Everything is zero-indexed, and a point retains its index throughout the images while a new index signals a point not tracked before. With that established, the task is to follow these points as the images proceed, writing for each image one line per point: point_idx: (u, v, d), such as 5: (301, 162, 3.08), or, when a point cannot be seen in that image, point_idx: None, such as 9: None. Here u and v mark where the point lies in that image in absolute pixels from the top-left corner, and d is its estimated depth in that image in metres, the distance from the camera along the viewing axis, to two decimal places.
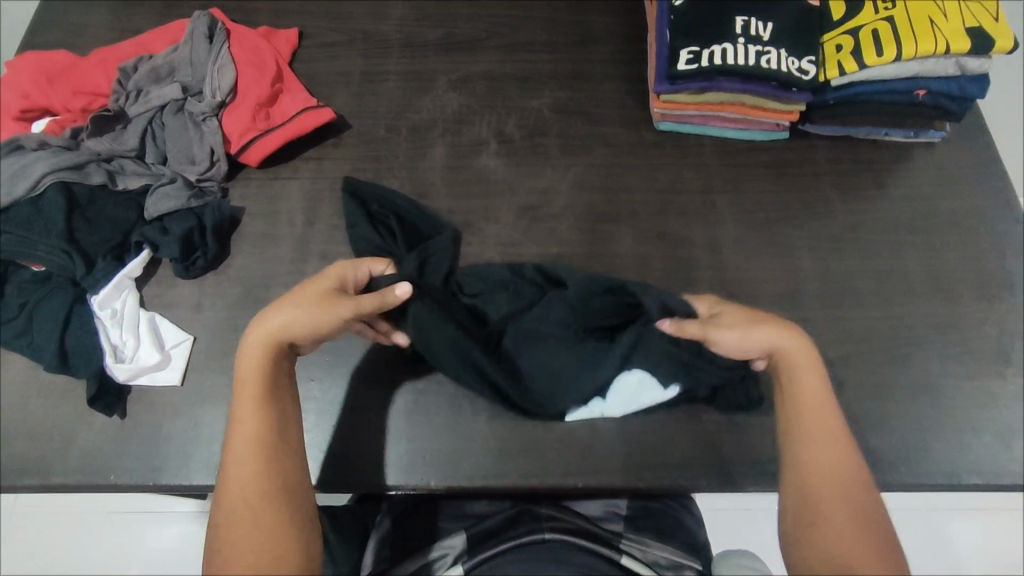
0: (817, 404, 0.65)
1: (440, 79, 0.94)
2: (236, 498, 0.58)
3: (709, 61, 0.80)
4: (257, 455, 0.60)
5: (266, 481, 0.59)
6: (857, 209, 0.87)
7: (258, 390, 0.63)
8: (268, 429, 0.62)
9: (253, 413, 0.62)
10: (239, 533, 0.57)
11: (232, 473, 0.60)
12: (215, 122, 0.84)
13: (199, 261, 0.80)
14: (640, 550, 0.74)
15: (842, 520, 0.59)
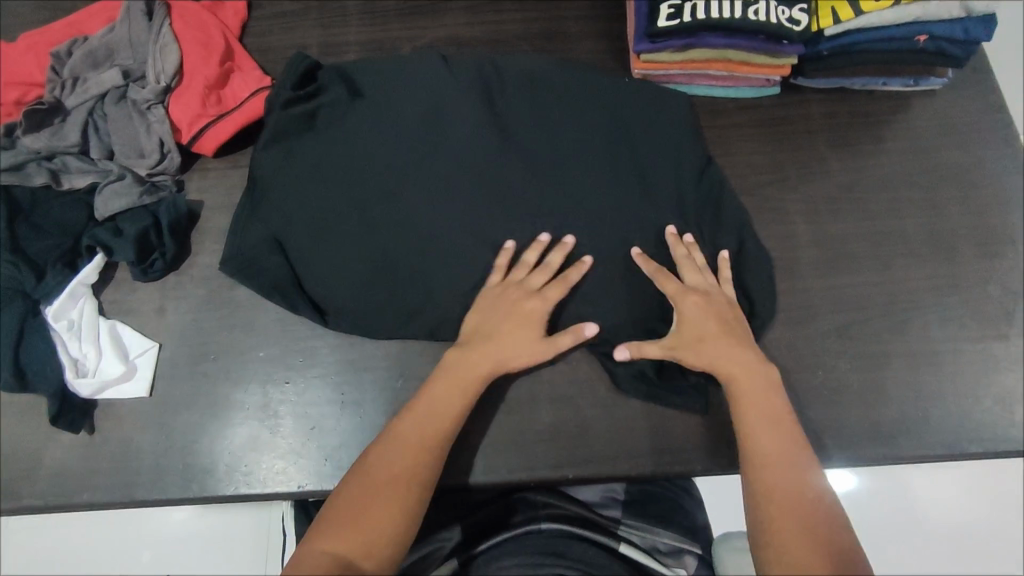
0: (764, 395, 0.64)
1: (403, 47, 0.88)
2: (399, 457, 0.61)
3: (691, 15, 0.74)
4: (417, 450, 0.62)
5: (410, 474, 0.61)
6: (852, 167, 0.83)
7: (459, 397, 0.65)
8: (438, 432, 0.64)
9: (447, 411, 0.65)
10: (362, 496, 0.59)
11: (391, 443, 0.63)
12: (161, 110, 0.78)
13: (157, 263, 0.75)
14: (640, 536, 0.74)
15: (793, 520, 0.56)
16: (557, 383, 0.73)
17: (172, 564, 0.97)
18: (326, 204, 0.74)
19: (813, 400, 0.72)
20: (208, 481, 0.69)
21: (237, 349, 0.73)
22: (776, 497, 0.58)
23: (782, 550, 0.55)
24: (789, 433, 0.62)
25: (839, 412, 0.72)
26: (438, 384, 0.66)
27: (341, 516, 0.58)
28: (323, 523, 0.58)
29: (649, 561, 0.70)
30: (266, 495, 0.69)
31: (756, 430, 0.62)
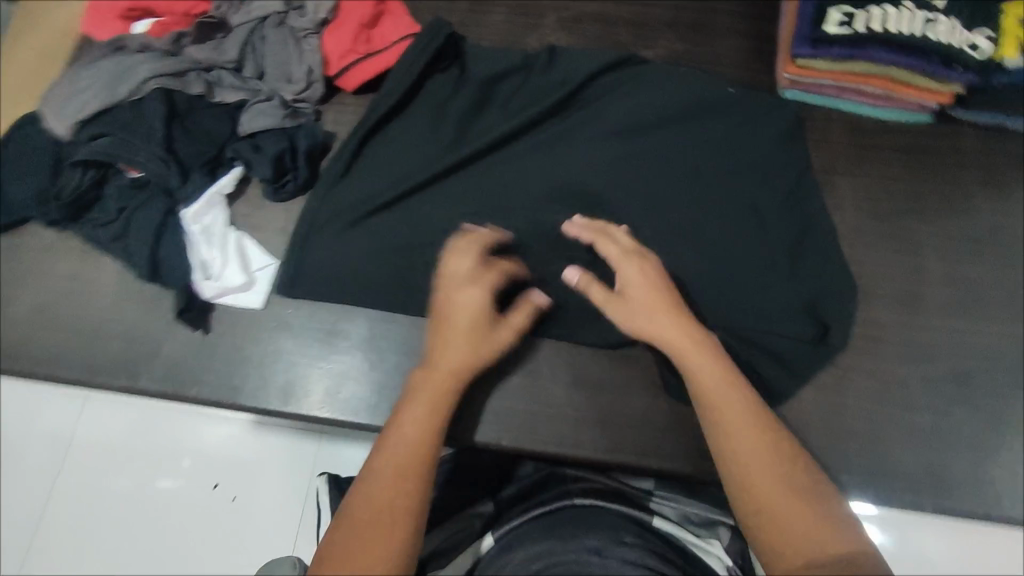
0: (730, 392, 0.60)
1: (549, 16, 0.88)
2: (384, 474, 0.56)
3: (863, 26, 0.72)
4: (400, 478, 0.56)
5: (398, 509, 0.55)
6: (999, 211, 0.78)
7: (427, 417, 0.60)
8: (412, 451, 0.58)
9: (418, 437, 0.59)
10: (350, 539, 0.53)
11: (373, 477, 0.57)
12: (315, 41, 0.81)
13: (289, 184, 0.78)
14: (673, 508, 0.72)
15: (775, 493, 0.54)
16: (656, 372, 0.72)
17: (220, 473, 0.93)
18: (452, 167, 0.79)
19: (915, 439, 0.70)
20: (307, 400, 0.72)
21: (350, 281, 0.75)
22: (764, 491, 0.54)
23: (777, 532, 0.52)
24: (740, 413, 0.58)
25: (941, 458, 0.69)
26: (407, 411, 0.60)
27: (335, 559, 0.52)
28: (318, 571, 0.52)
29: (683, 536, 0.68)
30: (357, 424, 0.71)
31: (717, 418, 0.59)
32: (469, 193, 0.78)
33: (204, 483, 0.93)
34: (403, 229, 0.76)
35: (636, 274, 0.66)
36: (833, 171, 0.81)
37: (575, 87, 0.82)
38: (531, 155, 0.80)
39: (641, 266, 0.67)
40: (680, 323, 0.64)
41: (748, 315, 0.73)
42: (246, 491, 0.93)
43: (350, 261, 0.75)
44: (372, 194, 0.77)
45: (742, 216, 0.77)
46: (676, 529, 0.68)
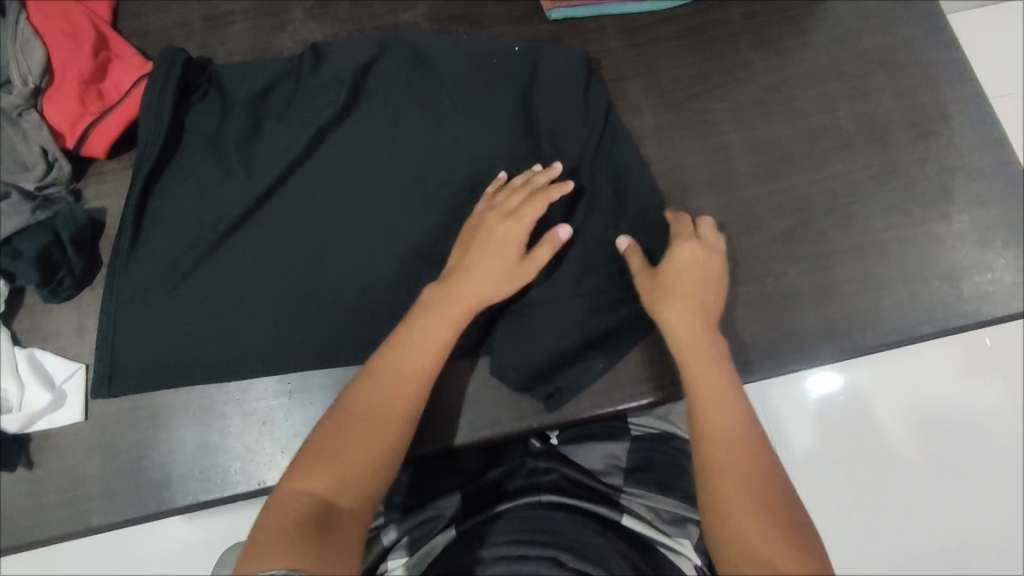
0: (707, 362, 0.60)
1: (294, 9, 0.82)
2: (388, 381, 0.58)
3: None
4: (399, 386, 0.58)
5: (393, 416, 0.57)
6: (779, 66, 0.80)
7: (438, 339, 0.61)
8: (421, 369, 0.59)
9: (428, 346, 0.60)
10: (336, 437, 0.55)
11: (373, 383, 0.58)
12: (35, 115, 0.71)
13: (66, 280, 0.70)
14: (642, 503, 0.68)
15: (757, 529, 0.51)
16: (510, 338, 0.68)
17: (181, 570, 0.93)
18: (251, 208, 0.71)
19: (765, 309, 0.71)
20: (165, 495, 0.66)
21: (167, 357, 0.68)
22: (729, 477, 0.54)
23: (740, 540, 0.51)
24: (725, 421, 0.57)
25: (793, 318, 0.71)
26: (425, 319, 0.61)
27: (312, 458, 0.54)
28: (299, 464, 0.55)
29: (653, 531, 0.64)
30: (225, 498, 0.67)
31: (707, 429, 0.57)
32: (260, 222, 0.71)
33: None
34: (218, 286, 0.69)
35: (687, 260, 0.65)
36: (621, 78, 0.79)
37: (337, 74, 0.74)
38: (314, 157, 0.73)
39: (698, 256, 0.65)
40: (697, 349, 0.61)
41: (584, 250, 0.70)
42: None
43: (232, 347, 0.68)
44: (174, 258, 0.69)
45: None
46: (643, 523, 0.64)
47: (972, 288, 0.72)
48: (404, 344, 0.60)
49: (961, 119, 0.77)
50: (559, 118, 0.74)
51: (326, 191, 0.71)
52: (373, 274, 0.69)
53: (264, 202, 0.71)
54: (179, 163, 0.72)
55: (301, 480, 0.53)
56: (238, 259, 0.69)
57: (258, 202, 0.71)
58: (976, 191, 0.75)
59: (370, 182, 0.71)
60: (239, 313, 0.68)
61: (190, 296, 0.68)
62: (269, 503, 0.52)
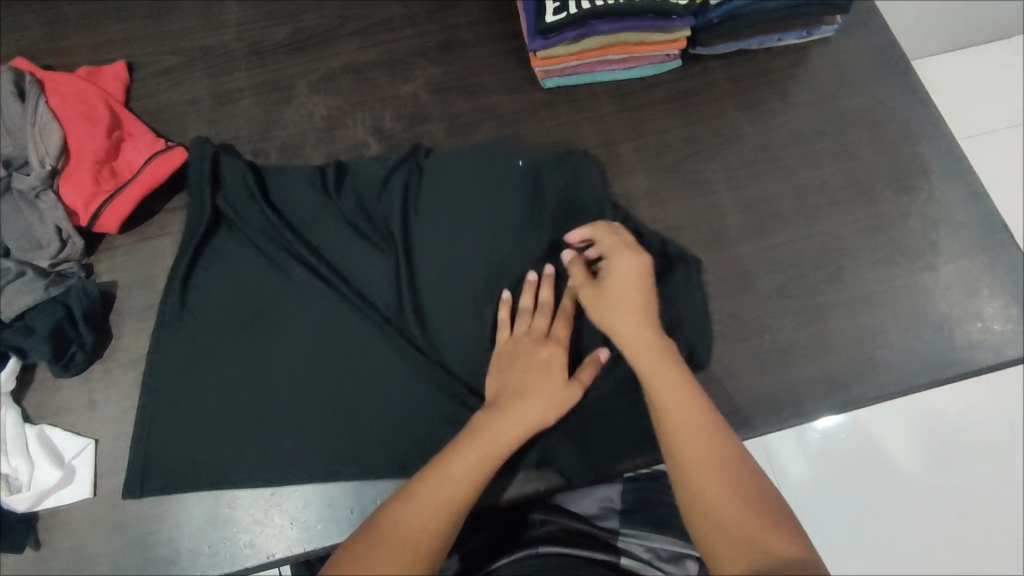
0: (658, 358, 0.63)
1: (299, 84, 0.85)
2: (433, 502, 0.56)
3: (578, 6, 0.74)
4: (444, 509, 0.56)
5: (459, 518, 0.57)
6: (764, 127, 0.83)
7: (505, 439, 0.61)
8: (486, 467, 0.59)
9: (477, 469, 0.59)
10: (403, 533, 0.54)
11: (444, 480, 0.58)
12: (51, 196, 0.74)
13: (77, 355, 0.71)
14: (640, 546, 0.71)
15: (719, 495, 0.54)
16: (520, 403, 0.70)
17: None
18: (271, 285, 0.73)
19: (763, 364, 0.73)
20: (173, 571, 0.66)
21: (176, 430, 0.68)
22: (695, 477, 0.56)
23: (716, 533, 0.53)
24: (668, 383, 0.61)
25: (791, 372, 0.73)
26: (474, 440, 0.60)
27: (380, 550, 0.53)
28: None
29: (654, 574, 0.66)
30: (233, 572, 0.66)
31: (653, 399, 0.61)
32: (279, 299, 0.73)
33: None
34: (239, 363, 0.70)
35: (621, 276, 0.67)
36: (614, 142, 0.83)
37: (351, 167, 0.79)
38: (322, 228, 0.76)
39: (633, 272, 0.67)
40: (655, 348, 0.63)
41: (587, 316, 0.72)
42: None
43: (250, 421, 0.69)
44: (194, 342, 0.71)
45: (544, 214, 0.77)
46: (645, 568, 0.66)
47: (963, 336, 0.74)
48: (475, 442, 0.60)
49: (941, 173, 0.81)
50: (560, 198, 0.78)
51: (338, 270, 0.74)
52: (385, 345, 0.71)
53: (283, 279, 0.73)
54: (202, 244, 0.75)
55: None
56: (260, 335, 0.71)
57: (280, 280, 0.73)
58: (960, 241, 0.78)
59: (375, 252, 0.75)
60: (260, 388, 0.70)
61: (217, 372, 0.70)
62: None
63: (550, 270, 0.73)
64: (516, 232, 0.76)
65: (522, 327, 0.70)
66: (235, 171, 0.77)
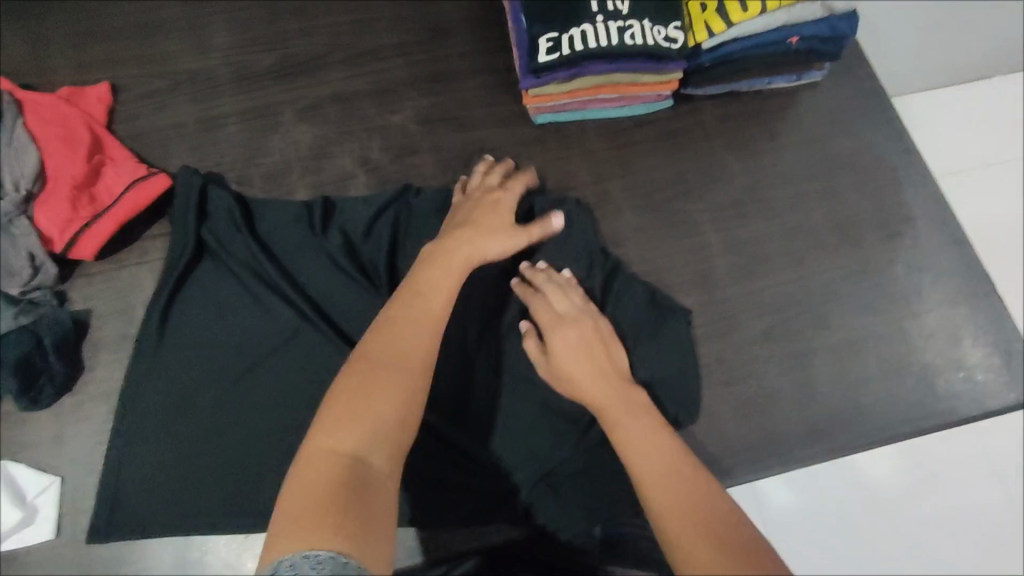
0: (603, 388, 0.64)
1: (286, 111, 0.84)
2: (369, 375, 0.53)
3: (571, 48, 0.74)
4: (376, 383, 0.53)
5: (414, 353, 0.56)
6: (751, 169, 0.84)
7: (448, 275, 0.63)
8: (431, 318, 0.59)
9: (409, 343, 0.56)
10: (355, 387, 0.52)
11: (388, 330, 0.57)
12: (25, 222, 0.72)
13: (46, 388, 0.69)
14: None
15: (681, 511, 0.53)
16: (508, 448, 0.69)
17: None
18: (254, 323, 0.71)
19: (747, 410, 0.73)
20: None
21: (146, 472, 0.66)
22: (656, 495, 0.54)
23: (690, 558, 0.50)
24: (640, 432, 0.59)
25: (775, 418, 0.72)
26: (402, 315, 0.58)
27: (332, 408, 0.51)
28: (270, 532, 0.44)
29: None
30: None
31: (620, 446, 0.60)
32: (262, 338, 0.71)
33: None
34: (218, 403, 0.68)
35: (569, 354, 0.66)
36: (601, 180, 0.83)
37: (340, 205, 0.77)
38: (307, 262, 0.74)
39: (577, 337, 0.67)
40: (596, 376, 0.64)
41: None
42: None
43: (227, 463, 0.66)
44: (173, 382, 0.69)
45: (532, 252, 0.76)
46: None
47: (944, 386, 0.75)
48: (411, 293, 0.61)
49: (924, 221, 0.82)
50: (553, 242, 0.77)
51: (327, 311, 0.73)
52: None
53: (266, 316, 0.72)
54: (190, 283, 0.73)
55: (283, 534, 0.43)
56: (243, 373, 0.70)
57: (264, 319, 0.72)
58: (942, 290, 0.79)
59: (359, 287, 0.73)
60: (242, 428, 0.68)
61: (198, 410, 0.68)
62: (296, 467, 0.48)
63: (509, 161, 0.79)
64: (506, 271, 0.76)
65: (474, 192, 0.74)
66: (221, 205, 0.75)
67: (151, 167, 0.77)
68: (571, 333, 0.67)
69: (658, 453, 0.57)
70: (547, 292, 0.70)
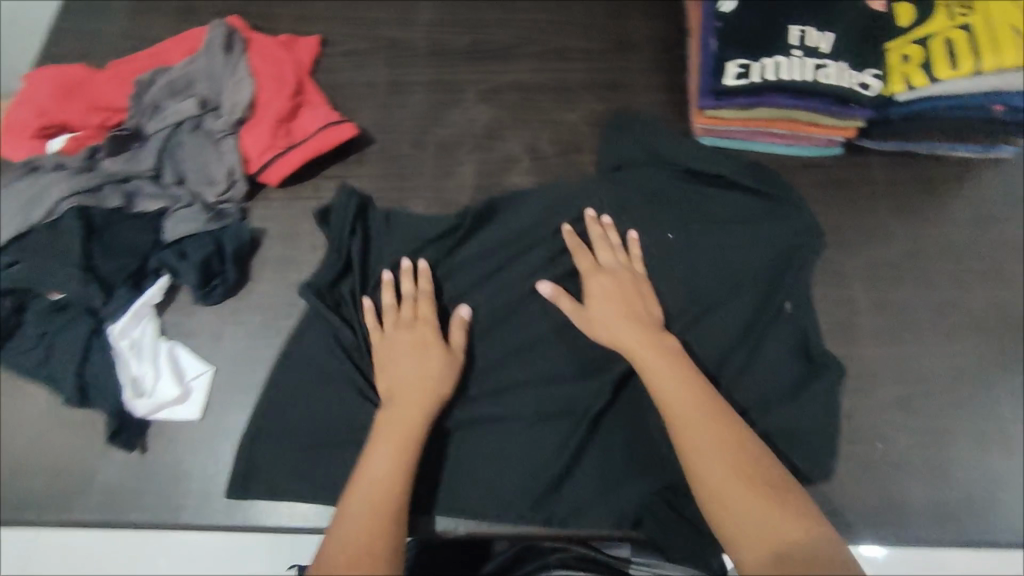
0: (665, 378, 0.62)
1: (469, 90, 0.90)
2: (364, 511, 0.56)
3: (760, 76, 0.74)
4: (375, 510, 0.57)
5: (378, 528, 0.55)
6: (917, 234, 0.81)
7: (403, 445, 0.61)
8: (395, 486, 0.59)
9: (390, 471, 0.59)
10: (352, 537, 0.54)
11: (351, 510, 0.57)
12: (233, 141, 0.81)
13: (218, 288, 0.77)
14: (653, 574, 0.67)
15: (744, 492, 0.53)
16: (614, 456, 0.68)
17: None
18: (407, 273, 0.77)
19: (869, 475, 0.69)
20: (252, 510, 0.69)
21: (289, 381, 0.72)
22: (723, 478, 0.54)
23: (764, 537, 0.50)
24: (685, 398, 0.60)
25: (898, 491, 0.69)
26: (375, 452, 0.61)
27: (331, 556, 0.53)
28: None
29: None
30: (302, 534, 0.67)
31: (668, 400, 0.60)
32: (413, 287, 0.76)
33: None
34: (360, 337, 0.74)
35: (625, 330, 0.67)
36: (761, 217, 0.79)
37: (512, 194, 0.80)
38: None
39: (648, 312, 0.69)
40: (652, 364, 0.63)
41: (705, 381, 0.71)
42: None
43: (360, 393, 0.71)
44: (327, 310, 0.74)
45: (679, 264, 0.76)
46: None
47: None
48: (387, 426, 0.63)
49: None
50: (704, 259, 0.77)
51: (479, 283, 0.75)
52: (498, 363, 0.72)
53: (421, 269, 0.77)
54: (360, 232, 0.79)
55: None
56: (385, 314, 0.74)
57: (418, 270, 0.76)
58: None
59: (504, 261, 0.77)
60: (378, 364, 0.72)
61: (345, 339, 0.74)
62: None
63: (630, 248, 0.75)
64: (654, 275, 0.76)
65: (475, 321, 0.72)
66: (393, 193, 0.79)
67: (343, 115, 0.85)
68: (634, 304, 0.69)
69: (717, 431, 0.57)
70: (598, 245, 0.74)
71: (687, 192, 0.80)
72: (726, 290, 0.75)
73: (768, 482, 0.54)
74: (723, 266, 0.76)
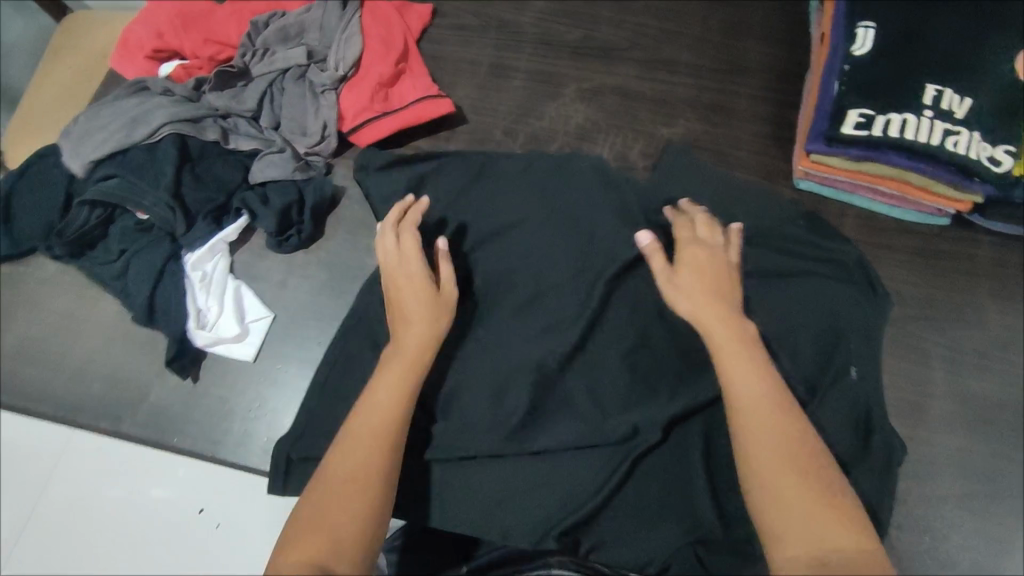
0: (744, 380, 0.54)
1: (569, 86, 0.88)
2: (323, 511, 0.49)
3: (883, 131, 0.71)
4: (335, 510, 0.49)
5: (346, 539, 0.48)
6: (1014, 325, 0.75)
7: (382, 441, 0.53)
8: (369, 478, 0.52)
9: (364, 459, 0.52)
10: None
11: (305, 522, 0.49)
12: (333, 96, 0.81)
13: (292, 239, 0.78)
14: None
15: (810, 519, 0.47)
16: (639, 485, 0.67)
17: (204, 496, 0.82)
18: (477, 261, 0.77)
19: (908, 564, 0.66)
20: None
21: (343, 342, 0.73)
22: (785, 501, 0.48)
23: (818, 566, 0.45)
24: (762, 405, 0.52)
25: None
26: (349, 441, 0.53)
27: None
28: None
29: None
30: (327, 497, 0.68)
31: (739, 401, 0.53)
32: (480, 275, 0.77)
33: (190, 506, 0.82)
34: None
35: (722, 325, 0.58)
36: (824, 273, 0.75)
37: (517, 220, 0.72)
38: (541, 224, 0.78)
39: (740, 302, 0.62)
40: (733, 355, 0.56)
41: None
42: (236, 517, 0.82)
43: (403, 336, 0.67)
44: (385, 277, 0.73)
45: (752, 305, 0.73)
46: None
47: None
48: (324, 494, 0.50)
49: None
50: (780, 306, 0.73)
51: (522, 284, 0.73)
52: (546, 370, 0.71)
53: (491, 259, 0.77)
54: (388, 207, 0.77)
55: None
56: None
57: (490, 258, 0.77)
58: None
59: (570, 266, 0.76)
60: None
61: None
62: None
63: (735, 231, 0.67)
64: None
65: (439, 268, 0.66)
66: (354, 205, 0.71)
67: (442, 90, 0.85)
68: (734, 290, 0.62)
69: (786, 447, 0.50)
70: (696, 221, 0.68)
71: (774, 234, 0.77)
72: (797, 344, 0.72)
73: (833, 510, 0.48)
74: (799, 317, 0.73)
